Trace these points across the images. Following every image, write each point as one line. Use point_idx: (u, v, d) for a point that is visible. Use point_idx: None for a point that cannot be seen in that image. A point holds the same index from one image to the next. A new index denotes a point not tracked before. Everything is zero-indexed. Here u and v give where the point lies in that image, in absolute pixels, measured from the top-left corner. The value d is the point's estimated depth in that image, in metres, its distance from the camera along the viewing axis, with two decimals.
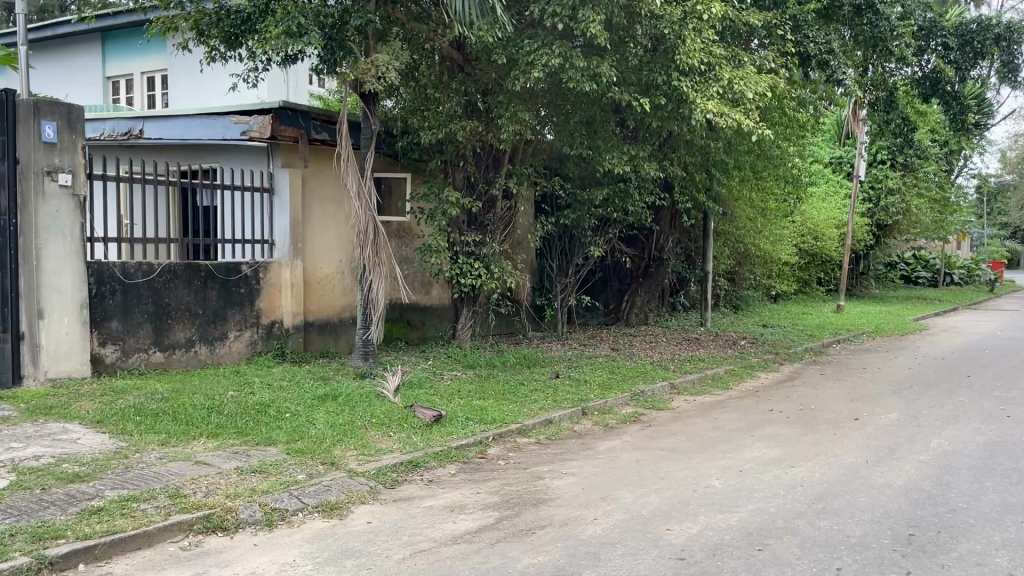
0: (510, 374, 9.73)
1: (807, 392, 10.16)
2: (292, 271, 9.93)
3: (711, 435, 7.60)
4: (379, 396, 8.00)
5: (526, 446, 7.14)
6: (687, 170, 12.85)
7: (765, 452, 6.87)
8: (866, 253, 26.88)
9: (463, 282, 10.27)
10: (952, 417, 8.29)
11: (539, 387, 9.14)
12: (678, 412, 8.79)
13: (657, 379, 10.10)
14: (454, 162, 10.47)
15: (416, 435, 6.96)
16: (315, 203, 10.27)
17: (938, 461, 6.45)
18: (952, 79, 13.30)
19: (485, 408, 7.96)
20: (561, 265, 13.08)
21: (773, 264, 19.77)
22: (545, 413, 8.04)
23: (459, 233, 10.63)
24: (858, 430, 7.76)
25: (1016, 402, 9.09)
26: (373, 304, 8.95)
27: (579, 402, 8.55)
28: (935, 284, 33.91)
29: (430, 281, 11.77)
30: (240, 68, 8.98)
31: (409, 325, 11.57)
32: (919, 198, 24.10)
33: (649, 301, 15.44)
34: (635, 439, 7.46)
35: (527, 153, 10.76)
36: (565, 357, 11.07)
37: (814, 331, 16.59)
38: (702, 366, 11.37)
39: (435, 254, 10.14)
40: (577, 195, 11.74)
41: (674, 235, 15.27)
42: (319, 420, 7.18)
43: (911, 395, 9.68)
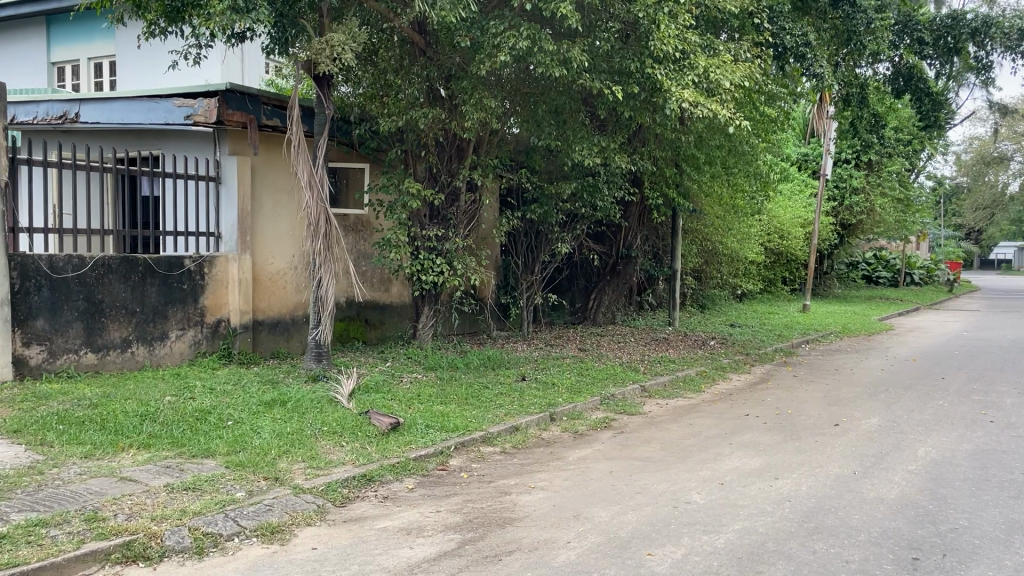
0: (474, 376, 9.18)
1: (782, 395, 9.78)
2: (240, 266, 9.26)
3: (688, 442, 7.15)
4: (332, 401, 7.40)
5: (491, 456, 6.62)
6: (657, 164, 12.44)
7: (746, 462, 6.43)
8: (831, 252, 26.86)
9: (425, 279, 9.72)
10: (935, 423, 7.96)
11: (505, 390, 8.62)
12: (650, 417, 8.33)
13: (627, 381, 9.64)
14: (415, 152, 9.89)
15: (371, 445, 6.39)
16: (265, 194, 9.61)
17: (929, 472, 6.07)
18: (925, 74, 13.06)
19: (447, 414, 7.41)
20: (527, 262, 12.57)
21: (739, 263, 19.53)
22: (511, 419, 7.52)
23: (421, 227, 10.06)
24: (840, 437, 7.38)
25: (996, 406, 8.81)
26: (325, 301, 8.34)
27: (547, 407, 8.04)
28: (896, 284, 34.18)
29: (390, 278, 11.18)
30: (181, 46, 8.25)
31: (367, 325, 10.97)
32: (883, 197, 24.09)
33: (617, 300, 15.00)
34: (607, 447, 6.97)
35: (493, 144, 10.24)
36: (531, 358, 10.55)
37: (782, 331, 16.32)
38: (673, 367, 10.94)
39: (394, 248, 9.57)
40: (545, 189, 11.25)
41: (643, 232, 14.84)
42: (265, 429, 6.57)
43: (889, 399, 9.36)
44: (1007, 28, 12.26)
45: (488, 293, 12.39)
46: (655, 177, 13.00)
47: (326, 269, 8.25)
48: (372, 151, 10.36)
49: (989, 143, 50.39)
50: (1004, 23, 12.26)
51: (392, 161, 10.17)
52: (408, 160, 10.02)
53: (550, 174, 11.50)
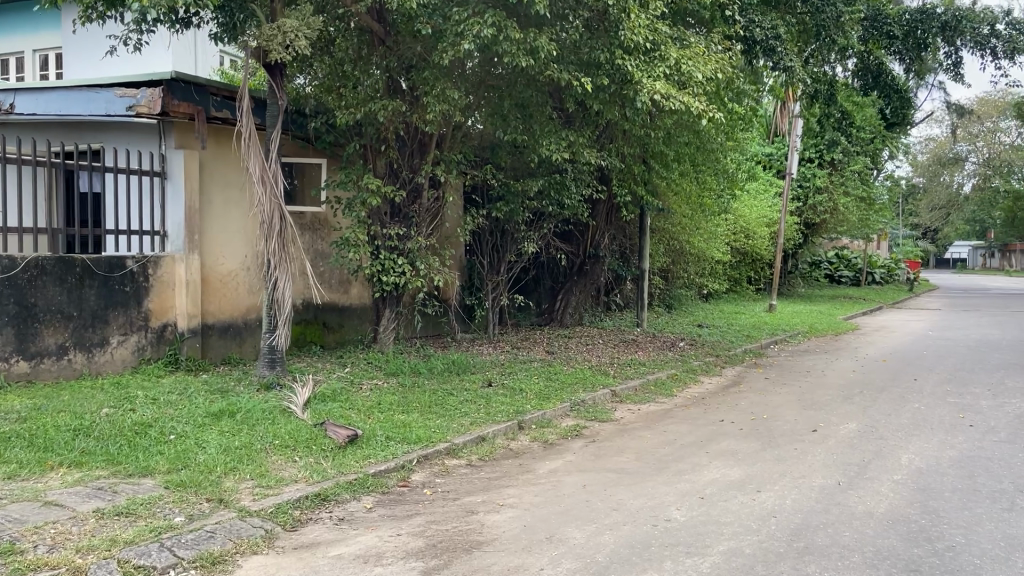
0: (438, 382, 8.74)
1: (755, 398, 9.50)
2: (187, 267, 8.70)
3: (663, 451, 6.80)
4: (285, 412, 6.92)
5: (456, 470, 6.19)
6: (624, 161, 12.09)
7: (726, 473, 6.09)
8: (795, 252, 26.86)
9: (386, 280, 9.27)
10: (914, 427, 7.73)
11: (470, 396, 8.19)
12: (622, 424, 7.97)
13: (597, 386, 9.26)
14: (374, 146, 9.41)
15: (326, 460, 5.93)
16: (215, 190, 9.06)
17: (917, 482, 5.79)
18: (894, 70, 12.92)
19: (408, 424, 6.96)
20: (492, 262, 12.16)
21: (706, 262, 19.33)
22: (477, 428, 7.10)
23: (380, 226, 9.59)
24: (820, 444, 7.09)
25: (973, 410, 8.61)
26: (281, 303, 7.83)
27: (514, 414, 7.63)
28: (858, 284, 34.45)
29: (349, 279, 10.69)
30: (120, 30, 7.70)
31: (325, 327, 10.49)
32: (846, 197, 24.14)
33: (584, 301, 14.65)
34: (578, 459, 6.59)
35: (457, 139, 9.81)
36: (497, 362, 10.14)
37: (751, 332, 16.12)
38: (644, 370, 10.60)
39: (353, 248, 9.11)
40: (510, 185, 10.86)
41: (610, 231, 14.52)
42: (210, 443, 6.07)
43: (864, 402, 9.13)
44: (978, 23, 12.16)
45: (452, 294, 11.97)
46: (623, 174, 12.66)
47: (283, 269, 7.75)
48: (330, 146, 9.86)
49: (946, 144, 51.23)
50: (976, 19, 12.15)
51: (350, 156, 9.68)
52: (367, 155, 9.53)
53: (516, 172, 11.12)
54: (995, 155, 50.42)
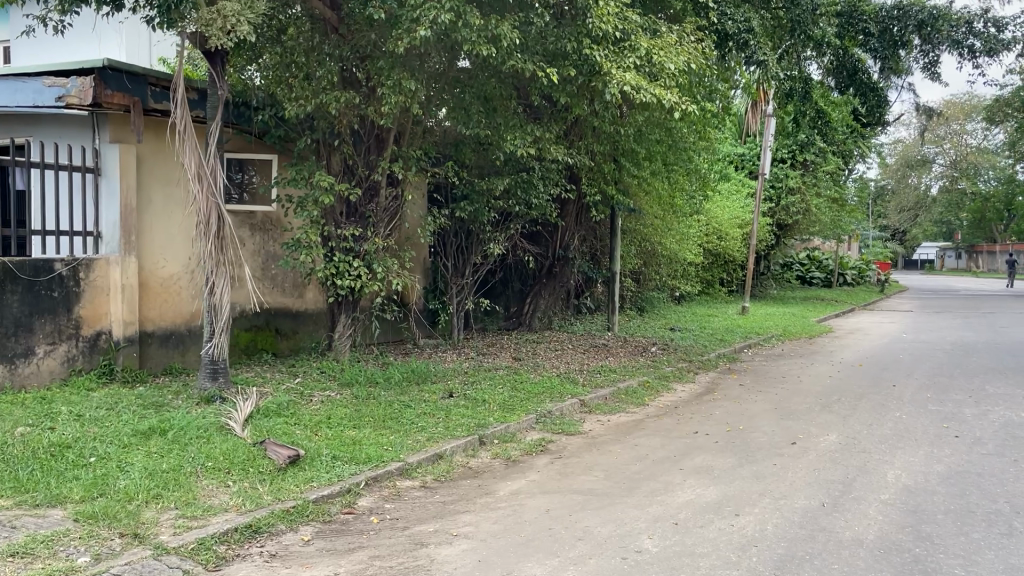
0: (396, 393, 8.20)
1: (730, 406, 9.06)
2: (123, 270, 8.06)
3: (633, 469, 6.31)
4: (222, 429, 6.33)
5: (408, 493, 5.65)
6: (594, 160, 11.69)
7: (702, 494, 5.62)
8: (767, 254, 26.62)
9: (340, 284, 8.73)
10: (899, 439, 7.33)
11: (429, 408, 7.66)
12: (591, 437, 7.47)
13: (565, 396, 8.75)
14: (327, 142, 8.87)
15: (262, 485, 5.37)
16: (154, 188, 8.45)
17: (907, 503, 5.36)
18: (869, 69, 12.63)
19: (359, 441, 6.40)
20: (457, 264, 11.63)
21: (678, 264, 18.94)
22: (433, 445, 6.55)
23: (335, 226, 9.03)
24: (800, 459, 6.64)
25: (956, 419, 8.25)
26: (220, 309, 7.25)
27: (475, 428, 7.10)
28: (829, 285, 34.39)
29: (304, 282, 10.11)
30: (41, 11, 7.04)
31: (278, 334, 9.90)
32: (818, 197, 23.93)
33: (554, 304, 14.16)
34: (542, 478, 6.07)
35: (417, 135, 9.28)
36: (460, 370, 9.62)
37: (724, 335, 15.73)
38: (615, 377, 10.11)
39: (306, 249, 8.57)
40: (475, 184, 10.36)
41: (580, 232, 14.06)
42: (134, 467, 5.47)
43: (843, 411, 8.73)
44: (955, 21, 11.96)
45: (414, 298, 11.43)
46: (593, 173, 12.21)
47: (221, 272, 7.17)
48: (281, 141, 9.27)
49: (914, 146, 51.59)
50: (952, 17, 11.91)
51: (302, 152, 9.10)
52: (320, 151, 8.98)
53: (481, 170, 10.65)
54: (961, 157, 50.87)
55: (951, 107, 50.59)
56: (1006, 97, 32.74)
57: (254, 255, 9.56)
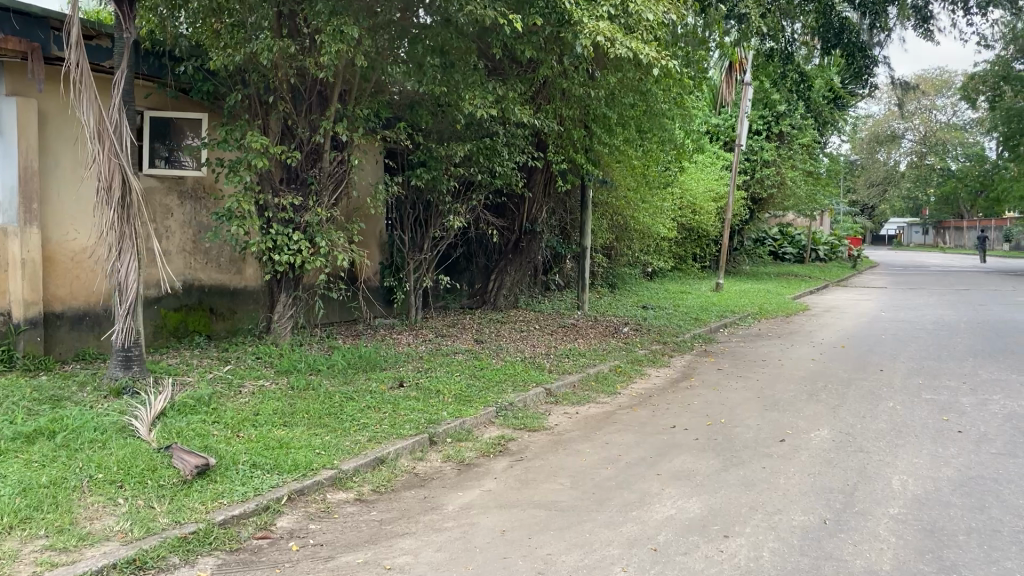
0: (339, 382, 7.31)
1: (710, 394, 8.30)
2: (24, 242, 7.02)
3: (604, 474, 5.50)
4: (125, 430, 5.40)
5: (339, 509, 4.79)
6: (562, 125, 10.84)
7: (683, 508, 4.81)
8: (741, 228, 25.96)
9: (277, 259, 7.79)
10: (898, 434, 6.61)
11: (375, 400, 6.77)
12: (556, 433, 6.64)
13: (528, 384, 7.91)
14: (260, 99, 7.90)
15: (160, 503, 4.47)
16: (61, 149, 7.43)
17: (922, 520, 4.61)
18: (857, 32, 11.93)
19: (287, 444, 5.50)
20: (414, 238, 10.69)
21: (651, 238, 18.16)
22: (374, 447, 5.68)
23: (273, 194, 8.06)
24: (791, 460, 5.88)
25: (955, 410, 7.56)
26: (127, 287, 6.41)
27: (425, 426, 6.22)
28: (802, 260, 33.97)
29: (242, 257, 9.15)
30: None
31: (213, 314, 8.96)
32: (794, 171, 23.25)
33: (520, 281, 13.32)
34: (499, 488, 5.22)
35: (365, 93, 8.32)
36: (415, 355, 8.74)
37: (698, 314, 14.99)
38: (584, 362, 9.29)
39: (238, 220, 7.62)
40: (432, 150, 9.44)
41: (548, 204, 13.19)
42: (5, 481, 4.53)
43: (832, 401, 8.00)
44: None
45: (367, 274, 10.50)
46: (561, 140, 11.35)
47: (126, 245, 6.31)
48: (210, 97, 8.25)
49: (886, 121, 51.27)
50: None
51: (234, 109, 8.09)
52: (255, 108, 8.01)
53: (440, 135, 9.73)
54: (932, 132, 50.73)
55: (923, 82, 50.28)
56: (982, 73, 32.33)
57: (184, 227, 8.62)
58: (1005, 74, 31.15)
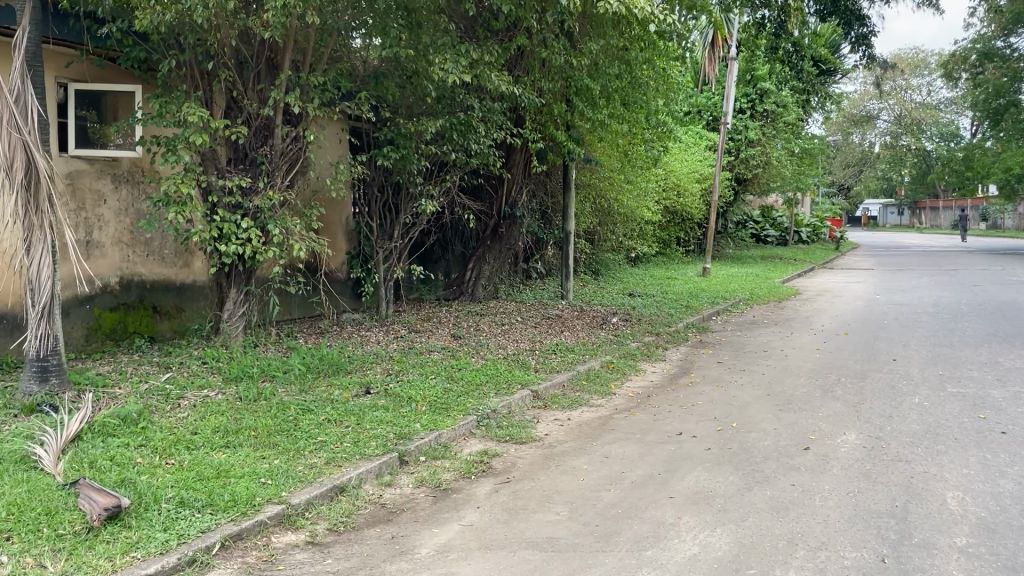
0: (296, 390, 6.36)
1: (715, 393, 7.46)
2: None
3: (607, 499, 4.62)
4: (26, 463, 4.45)
5: (286, 558, 3.87)
6: (541, 98, 9.95)
7: (708, 545, 3.95)
8: (725, 211, 25.17)
9: (223, 250, 6.82)
10: (936, 438, 5.79)
11: (336, 412, 5.83)
12: (547, 446, 5.74)
13: (512, 386, 7.02)
14: (200, 67, 6.91)
15: (55, 561, 3.53)
16: None
17: (999, 556, 3.79)
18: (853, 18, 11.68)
19: (228, 472, 4.58)
20: (383, 225, 9.72)
21: (636, 222, 17.29)
22: (332, 472, 4.76)
23: (217, 176, 7.09)
24: (822, 474, 5.04)
25: (990, 406, 6.76)
26: (39, 285, 5.45)
27: (393, 443, 5.30)
28: (784, 243, 33.33)
29: (188, 249, 8.18)
30: None
31: (156, 314, 8.00)
32: (779, 150, 22.48)
33: (500, 269, 12.41)
34: (483, 521, 4.33)
35: (322, 60, 7.35)
36: (385, 355, 7.79)
37: (689, 301, 14.14)
38: (572, 359, 8.40)
39: (177, 205, 6.63)
40: (401, 126, 8.50)
41: (528, 186, 12.26)
42: None
43: (850, 397, 7.18)
44: None
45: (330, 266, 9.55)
46: (540, 114, 10.42)
47: (34, 238, 5.35)
48: (142, 67, 7.24)
49: (864, 101, 50.72)
50: None
51: (171, 80, 7.08)
52: (194, 78, 7.02)
53: (408, 110, 8.79)
54: (909, 112, 50.32)
55: (900, 61, 49.80)
56: (962, 50, 31.73)
57: (119, 215, 7.63)
58: (985, 51, 30.61)
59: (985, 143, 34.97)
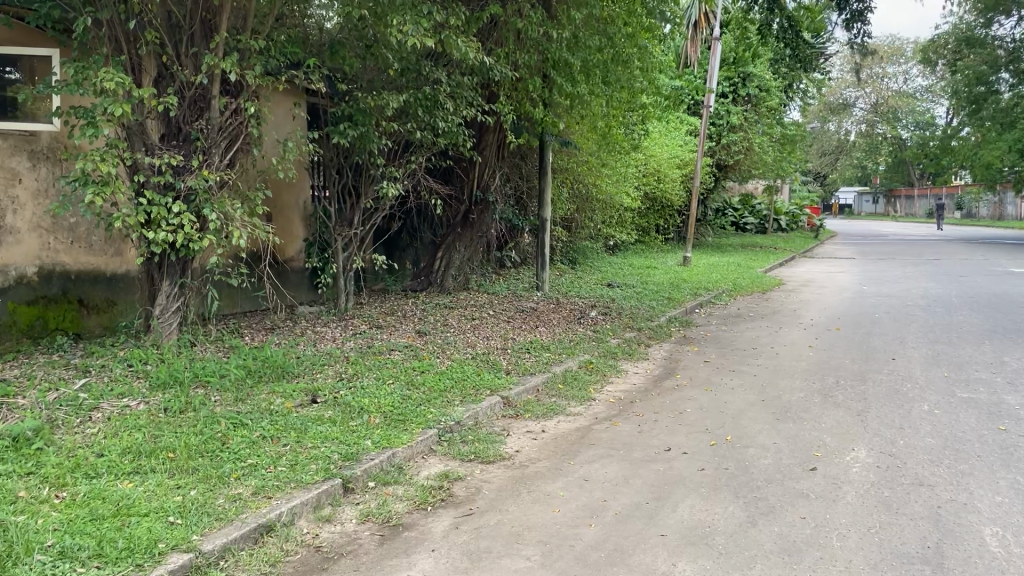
0: (231, 400, 5.54)
1: (704, 398, 6.74)
2: None
3: (588, 539, 3.88)
4: None
5: None
6: (516, 73, 9.16)
7: None
8: (705, 198, 24.52)
9: (151, 237, 5.97)
10: (959, 456, 5.11)
11: (273, 427, 5.03)
12: (518, 466, 5.00)
13: (479, 393, 6.25)
14: (123, 27, 6.04)
15: None
16: None
17: None
18: (827, 18, 11.57)
19: (130, 510, 3.77)
20: (342, 209, 8.88)
21: (614, 209, 16.55)
22: (259, 505, 3.98)
23: (145, 152, 6.24)
24: (837, 503, 4.35)
25: (1010, 415, 6.10)
26: None
27: (337, 466, 4.51)
28: (763, 231, 32.81)
29: (120, 235, 7.31)
30: None
31: (82, 308, 7.13)
32: (761, 135, 21.85)
33: (471, 258, 11.61)
34: (438, 570, 3.57)
35: (265, 22, 6.50)
36: (338, 355, 6.98)
37: (670, 292, 13.43)
38: (547, 359, 7.64)
39: (95, 186, 5.75)
40: (359, 100, 7.65)
41: (501, 169, 11.44)
42: None
43: (853, 404, 6.49)
44: None
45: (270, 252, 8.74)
46: (515, 91, 9.62)
47: None
48: (59, 27, 6.36)
49: (842, 88, 50.32)
50: None
51: (90, 41, 6.20)
52: (117, 40, 6.14)
53: (368, 83, 7.94)
54: (886, 100, 50.04)
55: (878, 49, 49.49)
56: (942, 36, 31.27)
57: (37, 197, 6.76)
58: (967, 38, 30.10)
59: (961, 131, 34.59)
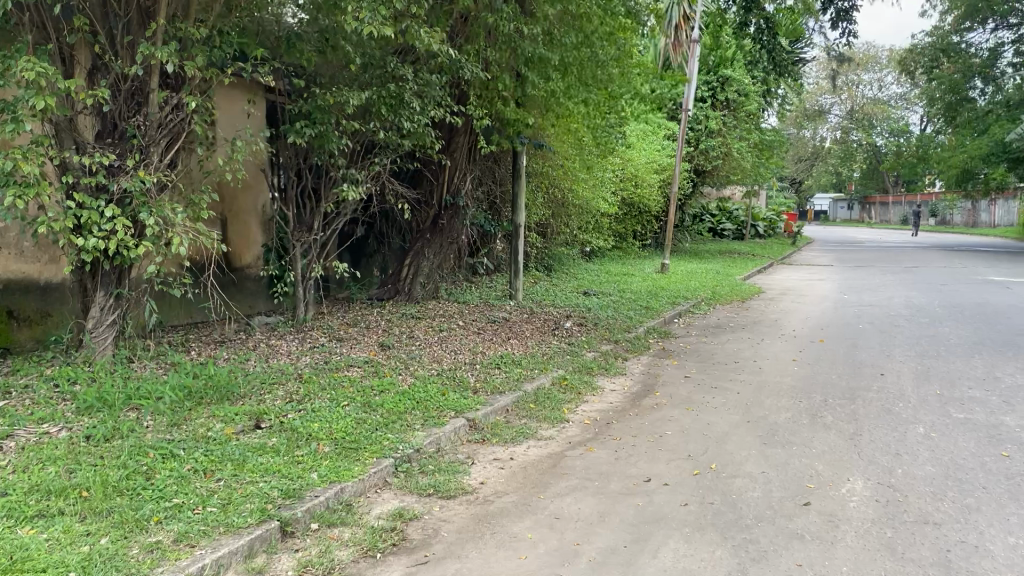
0: (164, 425, 4.99)
1: (686, 419, 6.29)
2: None
3: None
4: None
5: None
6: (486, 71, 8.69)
7: None
8: (683, 204, 24.18)
9: (81, 244, 5.40)
10: (965, 488, 4.68)
11: (207, 458, 4.49)
12: (482, 500, 4.50)
13: (442, 415, 5.74)
14: (50, 13, 5.50)
15: None
16: None
17: None
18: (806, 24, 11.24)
19: (23, 564, 3.21)
20: (301, 213, 8.34)
21: (591, 214, 16.12)
22: (180, 557, 3.44)
23: (75, 149, 5.69)
24: (837, 546, 3.89)
25: (1012, 439, 5.69)
26: None
27: (276, 505, 4.00)
28: (740, 237, 32.64)
29: (52, 241, 6.72)
30: None
31: (11, 319, 6.54)
32: (740, 141, 21.55)
33: (441, 265, 11.08)
34: None
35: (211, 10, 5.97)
36: (290, 373, 6.43)
37: (648, 301, 13.00)
38: (518, 375, 7.15)
39: (15, 185, 5.19)
40: (318, 96, 7.14)
41: (473, 172, 10.96)
42: None
43: (844, 427, 6.06)
44: None
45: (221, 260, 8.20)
46: (486, 90, 9.14)
47: None
48: None
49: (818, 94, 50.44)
50: None
51: None
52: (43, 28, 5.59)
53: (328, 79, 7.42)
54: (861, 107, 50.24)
55: (854, 56, 49.68)
56: (918, 44, 31.28)
57: None
58: (943, 46, 30.09)
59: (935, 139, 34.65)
